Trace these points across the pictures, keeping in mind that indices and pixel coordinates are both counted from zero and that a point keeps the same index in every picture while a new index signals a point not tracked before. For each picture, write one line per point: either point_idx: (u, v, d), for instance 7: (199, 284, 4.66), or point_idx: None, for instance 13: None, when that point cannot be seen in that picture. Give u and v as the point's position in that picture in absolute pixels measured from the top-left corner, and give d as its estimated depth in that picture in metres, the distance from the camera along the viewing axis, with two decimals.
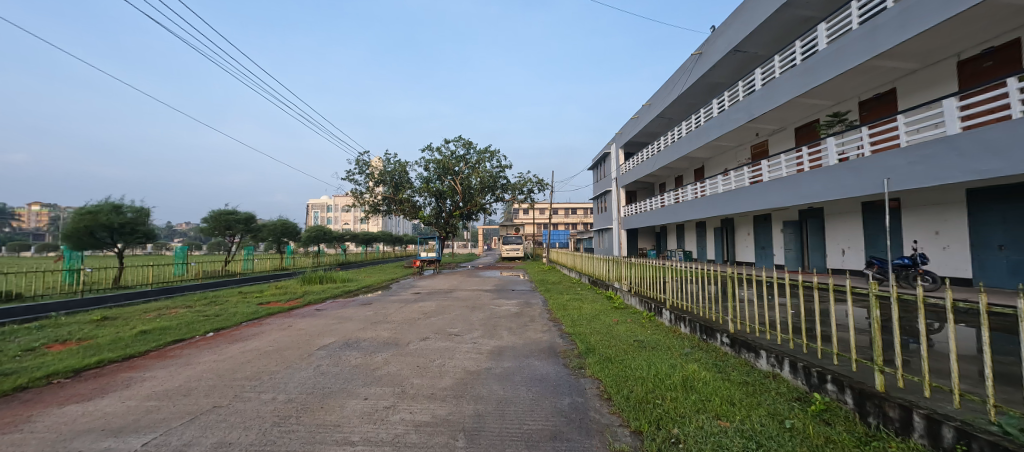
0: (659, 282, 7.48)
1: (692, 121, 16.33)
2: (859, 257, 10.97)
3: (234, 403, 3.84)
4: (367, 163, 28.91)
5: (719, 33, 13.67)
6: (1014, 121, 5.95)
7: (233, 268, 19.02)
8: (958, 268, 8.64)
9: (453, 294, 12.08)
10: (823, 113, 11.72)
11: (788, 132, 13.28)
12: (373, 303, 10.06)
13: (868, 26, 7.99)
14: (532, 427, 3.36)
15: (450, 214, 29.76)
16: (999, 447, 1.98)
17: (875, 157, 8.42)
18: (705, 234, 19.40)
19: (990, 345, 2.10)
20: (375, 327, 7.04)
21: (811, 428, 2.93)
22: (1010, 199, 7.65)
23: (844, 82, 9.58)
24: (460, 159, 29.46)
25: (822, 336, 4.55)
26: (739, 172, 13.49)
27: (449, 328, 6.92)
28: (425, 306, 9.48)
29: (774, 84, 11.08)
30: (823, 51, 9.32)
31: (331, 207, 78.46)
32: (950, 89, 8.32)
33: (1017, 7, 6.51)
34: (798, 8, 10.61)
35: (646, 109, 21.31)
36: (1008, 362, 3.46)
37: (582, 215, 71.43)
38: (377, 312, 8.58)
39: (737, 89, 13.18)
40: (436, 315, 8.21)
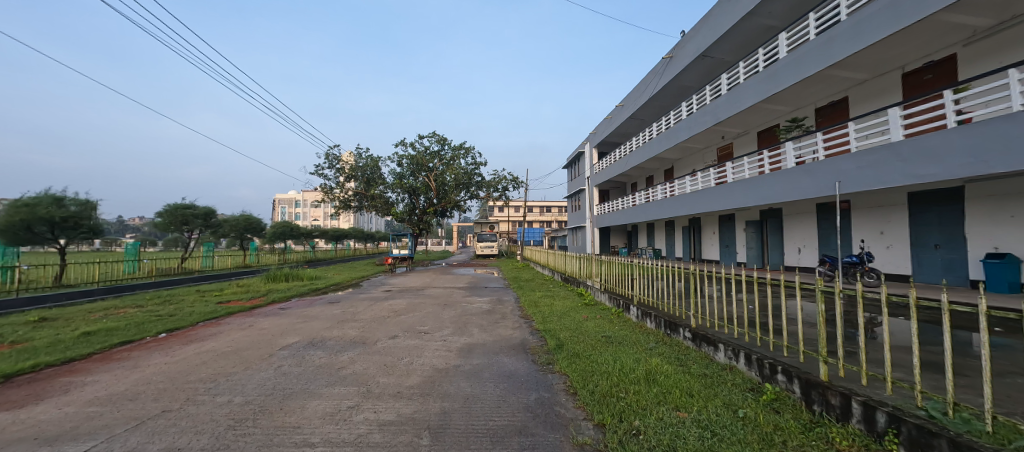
0: (628, 279, 7.66)
1: (663, 122, 16.76)
2: (813, 256, 11.64)
3: (185, 408, 3.64)
4: (338, 158, 28.17)
5: (689, 38, 14.09)
6: (949, 130, 6.50)
7: (190, 265, 18.01)
8: (898, 265, 9.32)
9: (424, 291, 11.92)
10: (782, 119, 12.35)
11: (751, 136, 13.90)
12: (341, 301, 9.78)
13: (824, 37, 8.46)
14: (497, 423, 3.37)
15: (423, 211, 29.34)
16: (926, 430, 2.23)
17: (828, 161, 8.93)
18: (674, 232, 20.03)
19: (924, 336, 2.34)
20: (342, 325, 6.87)
21: (762, 417, 3.10)
22: (948, 203, 8.30)
23: (803, 90, 10.08)
24: (434, 155, 29.04)
25: (775, 329, 4.78)
26: (706, 173, 13.97)
27: (418, 327, 6.80)
28: (395, 304, 9.30)
29: (739, 89, 11.51)
30: (784, 59, 9.77)
31: (299, 202, 75.21)
32: (894, 99, 8.93)
33: (953, 25, 7.04)
34: (761, 16, 11.10)
35: (619, 110, 21.80)
36: (935, 351, 3.76)
37: (556, 212, 72.27)
38: (345, 311, 8.34)
39: (704, 93, 13.64)
40: (406, 313, 8.07)
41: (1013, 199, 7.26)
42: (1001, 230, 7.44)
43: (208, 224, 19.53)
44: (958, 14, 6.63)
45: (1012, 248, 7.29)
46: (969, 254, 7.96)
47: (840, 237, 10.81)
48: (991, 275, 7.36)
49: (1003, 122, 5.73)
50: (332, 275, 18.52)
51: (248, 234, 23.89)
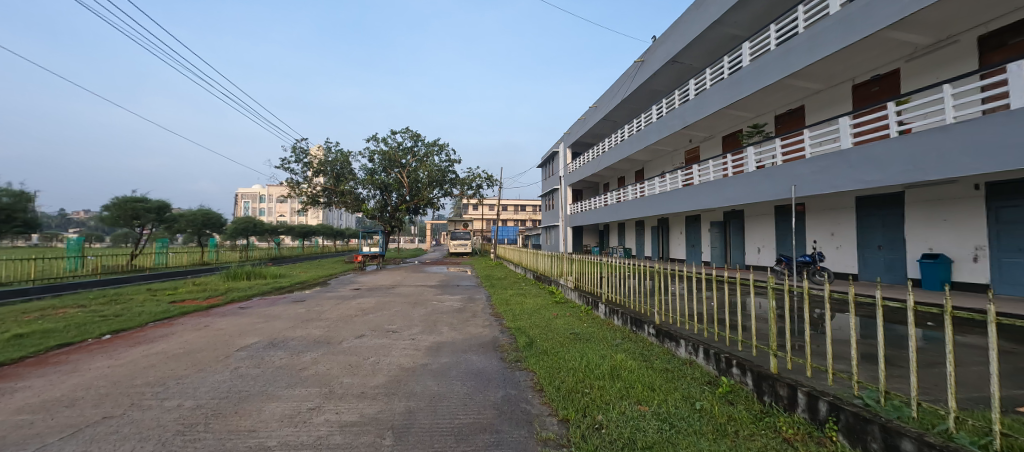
0: (597, 277, 7.82)
1: (634, 125, 17.17)
2: (771, 256, 12.28)
3: (129, 414, 3.41)
4: (305, 151, 27.21)
5: (659, 43, 14.50)
6: (892, 139, 7.02)
7: (140, 262, 16.89)
8: (847, 264, 9.96)
9: (394, 290, 11.74)
10: (745, 125, 12.93)
11: (716, 140, 14.47)
12: (306, 300, 9.47)
13: (784, 48, 8.92)
14: (463, 421, 3.36)
15: (396, 208, 28.82)
16: (861, 417, 2.43)
17: (785, 166, 9.42)
18: (644, 232, 20.61)
19: (873, 331, 2.51)
20: (306, 325, 6.65)
21: (717, 409, 3.25)
22: (890, 207, 8.95)
23: (763, 97, 10.60)
24: (407, 151, 28.59)
25: (734, 325, 5.00)
26: (674, 175, 14.44)
27: (387, 325, 6.69)
28: (363, 302, 9.11)
29: (705, 95, 11.95)
30: (747, 67, 10.21)
31: (264, 197, 71.93)
32: (844, 109, 9.54)
33: (897, 42, 7.58)
34: (726, 25, 11.58)
35: (592, 111, 22.17)
36: (872, 344, 4.05)
37: (531, 212, 72.90)
38: (309, 310, 8.07)
39: (674, 97, 14.08)
40: (374, 312, 7.92)
41: (945, 205, 7.94)
42: (935, 233, 8.11)
43: (161, 219, 18.37)
44: (901, 31, 7.15)
45: (944, 248, 7.96)
46: (907, 255, 8.63)
47: (796, 238, 11.45)
48: (926, 274, 8.01)
49: (940, 134, 6.24)
50: (297, 273, 17.89)
51: (207, 230, 22.65)
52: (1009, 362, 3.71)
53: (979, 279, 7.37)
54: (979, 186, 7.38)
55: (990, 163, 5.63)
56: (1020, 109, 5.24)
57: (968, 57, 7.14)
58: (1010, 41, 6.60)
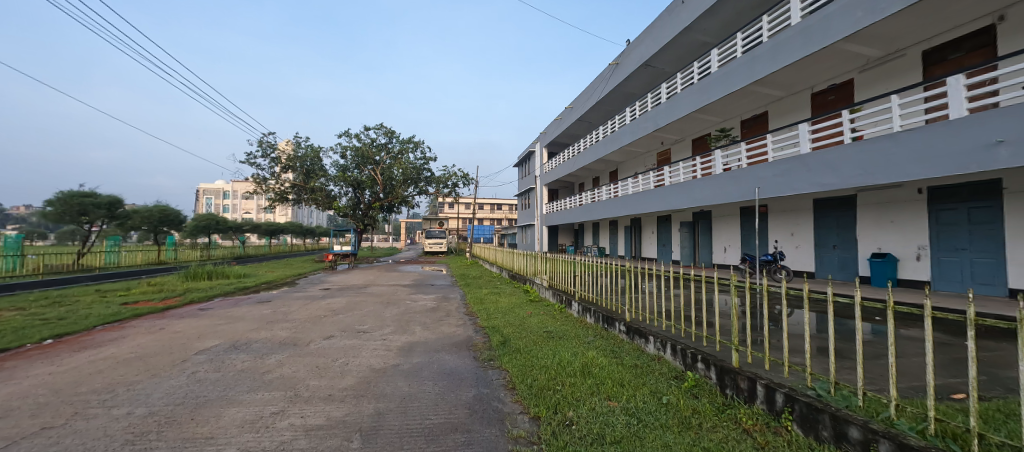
0: (571, 276, 7.92)
1: (609, 126, 17.49)
2: (737, 255, 12.82)
3: (72, 424, 3.17)
4: (273, 146, 26.23)
5: (633, 47, 14.85)
6: (846, 145, 7.47)
7: (90, 262, 15.82)
8: (805, 263, 10.53)
9: (366, 289, 11.46)
10: (713, 128, 13.43)
11: (686, 143, 14.96)
12: (272, 301, 9.12)
13: (749, 55, 9.33)
14: (433, 421, 3.33)
15: (369, 206, 28.21)
16: (814, 407, 2.58)
17: (750, 169, 9.85)
18: (617, 232, 21.06)
19: (829, 327, 2.66)
20: (272, 326, 6.40)
21: (682, 402, 3.35)
22: (844, 209, 9.53)
23: (730, 103, 11.05)
24: (381, 148, 28.07)
25: (700, 322, 5.17)
26: (646, 175, 14.81)
27: (357, 326, 6.54)
28: (333, 302, 8.86)
29: (676, 99, 12.33)
30: (715, 73, 10.60)
31: (228, 194, 68.36)
32: (803, 115, 10.08)
33: (851, 54, 8.09)
34: (696, 32, 11.99)
35: (568, 112, 22.42)
36: (824, 338, 4.31)
37: (507, 211, 73.13)
38: (275, 311, 7.77)
39: (647, 100, 14.44)
40: (345, 312, 7.72)
41: (892, 207, 8.53)
42: (884, 233, 8.69)
43: (112, 215, 17.21)
44: (854, 44, 7.63)
45: (891, 248, 8.55)
46: (858, 254, 9.21)
47: (759, 238, 12.00)
48: (875, 272, 8.59)
49: (889, 141, 6.70)
50: (263, 273, 17.21)
51: (165, 227, 21.38)
52: (943, 353, 4.04)
53: (921, 276, 7.95)
54: (921, 190, 7.99)
55: (932, 169, 6.11)
56: (960, 120, 5.71)
57: (913, 70, 7.69)
58: (950, 56, 7.15)
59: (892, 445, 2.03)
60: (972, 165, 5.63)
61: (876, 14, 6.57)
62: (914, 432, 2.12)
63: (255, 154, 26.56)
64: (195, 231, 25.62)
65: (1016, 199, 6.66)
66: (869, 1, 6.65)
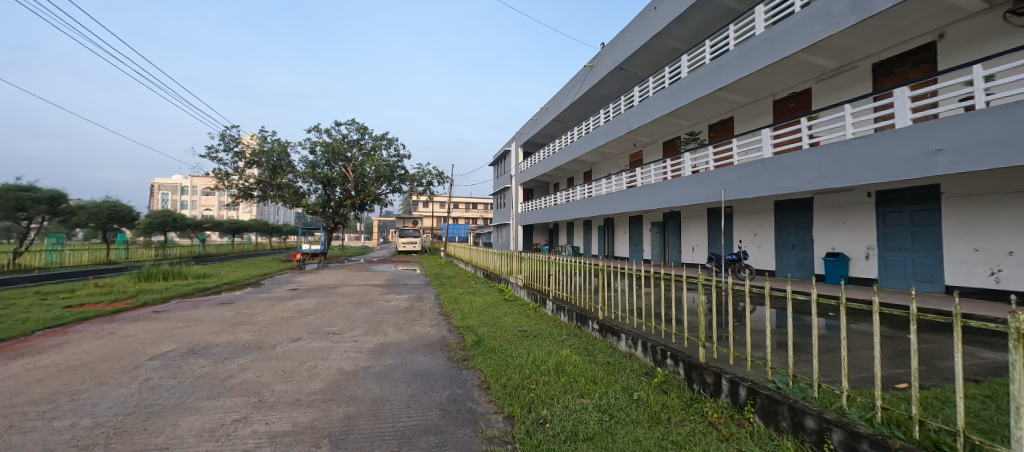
0: (546, 275, 7.98)
1: (584, 127, 17.75)
2: (704, 254, 13.32)
3: (5, 438, 2.90)
4: (236, 140, 25.06)
5: (607, 50, 15.14)
6: (805, 151, 7.91)
7: (27, 261, 14.50)
8: (766, 262, 11.07)
9: (337, 290, 11.12)
10: (682, 132, 13.89)
11: (656, 145, 15.40)
12: (234, 302, 8.68)
13: (716, 62, 9.71)
14: (406, 424, 3.27)
15: (339, 203, 27.47)
16: (774, 399, 2.71)
17: (716, 172, 10.26)
18: (591, 231, 21.45)
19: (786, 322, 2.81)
20: (234, 329, 6.09)
21: (652, 398, 3.45)
22: (802, 211, 10.09)
23: (698, 107, 11.47)
24: (353, 144, 27.35)
25: (669, 319, 5.34)
26: (619, 176, 15.14)
27: (326, 327, 6.33)
28: (301, 303, 8.53)
29: (648, 102, 12.66)
30: (685, 78, 10.96)
31: (186, 189, 64.12)
32: (766, 121, 10.60)
33: (808, 64, 8.58)
34: (667, 38, 12.39)
35: (544, 112, 22.58)
36: (784, 333, 4.54)
37: (482, 210, 73.09)
38: (238, 313, 7.40)
39: (620, 103, 14.76)
40: (313, 313, 7.46)
41: (844, 210, 9.10)
42: (837, 234, 9.27)
43: (53, 211, 15.90)
44: (812, 55, 8.09)
45: (843, 248, 9.12)
46: (815, 253, 9.77)
47: (725, 238, 12.52)
48: (830, 270, 9.13)
49: (843, 148, 7.16)
50: (224, 273, 16.33)
51: (115, 224, 19.89)
52: (887, 345, 4.36)
53: (870, 274, 8.53)
54: (871, 194, 8.58)
55: (881, 175, 6.58)
56: (906, 129, 6.16)
57: (864, 81, 8.24)
58: (896, 69, 7.69)
59: (843, 433, 2.17)
60: (915, 171, 6.10)
61: (833, 27, 7.04)
62: (864, 421, 2.27)
63: (216, 148, 25.19)
64: (149, 229, 23.90)
65: (953, 203, 7.27)
66: (828, 15, 7.11)
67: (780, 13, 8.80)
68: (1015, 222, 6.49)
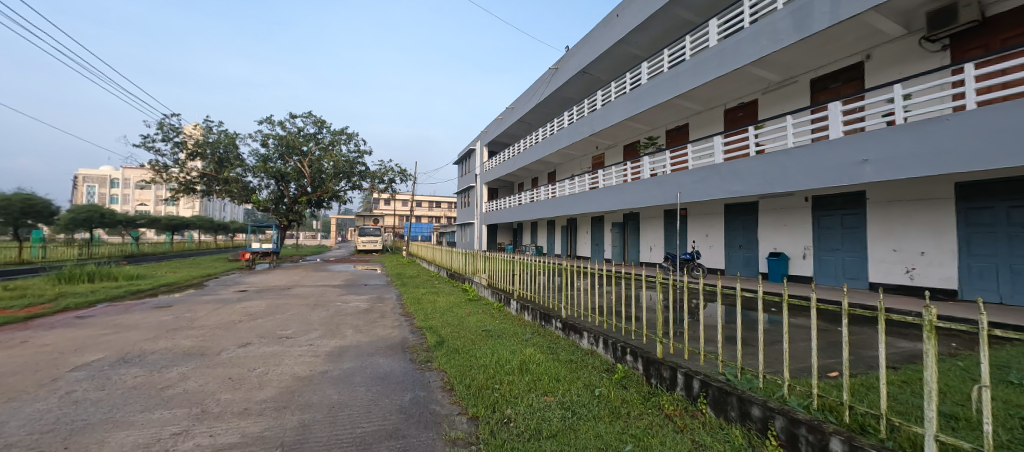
0: (510, 275, 8.00)
1: (549, 128, 18.00)
2: (660, 254, 13.95)
3: None
4: (177, 129, 23.16)
5: (572, 54, 15.46)
6: (752, 158, 8.47)
7: None
8: (716, 261, 11.76)
9: (290, 291, 10.53)
10: (641, 136, 14.45)
11: (617, 149, 15.92)
12: (173, 306, 7.99)
13: (674, 71, 10.21)
14: (366, 429, 3.15)
15: (295, 200, 26.15)
16: (724, 390, 2.87)
17: (672, 175, 10.76)
18: (554, 231, 21.83)
19: (731, 318, 2.98)
20: (172, 335, 5.60)
21: (612, 393, 3.55)
22: (749, 213, 10.82)
23: (657, 113, 11.98)
24: (309, 137, 26.10)
25: (629, 317, 5.52)
26: (582, 178, 15.51)
27: (279, 331, 5.99)
28: (250, 306, 8.01)
29: (610, 106, 13.06)
30: (645, 84, 11.41)
31: (116, 181, 57.69)
32: (717, 129, 11.26)
33: (755, 77, 9.23)
34: (629, 45, 12.86)
35: (509, 112, 22.64)
36: (733, 327, 4.85)
37: (446, 208, 72.39)
38: (178, 317, 6.81)
39: (584, 106, 15.11)
40: (265, 316, 7.04)
41: (785, 213, 9.85)
42: (778, 235, 10.02)
43: None
44: (758, 69, 8.72)
45: (784, 248, 9.87)
46: (759, 253, 10.51)
47: (680, 238, 13.18)
48: (773, 269, 9.86)
49: (785, 156, 7.76)
50: (162, 274, 14.98)
51: (28, 220, 17.70)
52: (822, 337, 4.77)
53: (806, 272, 9.30)
54: (808, 198, 9.34)
55: (817, 181, 7.20)
56: (840, 140, 6.77)
57: (803, 95, 8.98)
58: (831, 85, 8.44)
59: (785, 421, 2.35)
60: (846, 179, 6.73)
61: (778, 44, 7.64)
62: (802, 408, 2.46)
63: (152, 137, 23.06)
64: (72, 225, 21.41)
65: (876, 208, 8.07)
66: (773, 32, 7.72)
67: (731, 27, 9.41)
68: (926, 226, 7.32)
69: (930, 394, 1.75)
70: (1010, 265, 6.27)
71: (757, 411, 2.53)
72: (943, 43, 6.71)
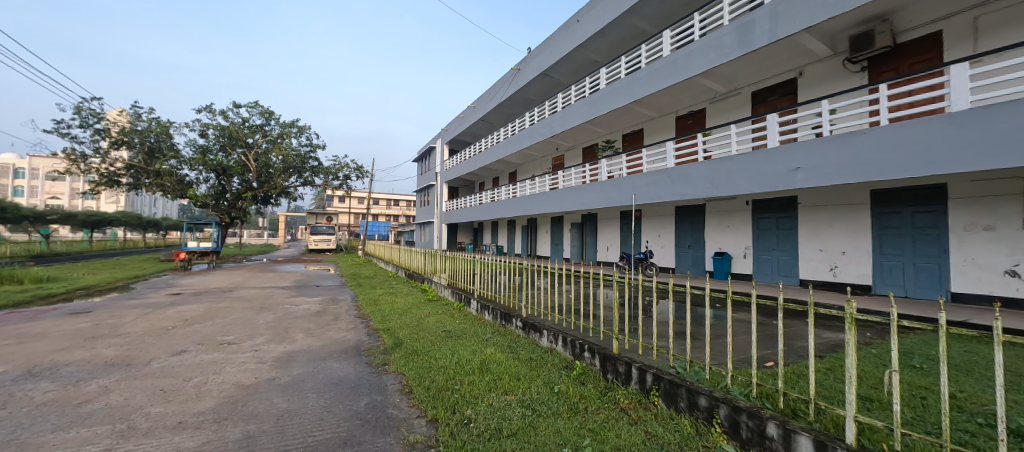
0: (471, 275, 7.96)
1: (510, 128, 18.09)
2: (616, 253, 14.50)
3: None
4: (97, 114, 20.83)
5: (533, 56, 15.68)
6: (700, 163, 9.01)
7: None
8: (667, 260, 12.42)
9: (232, 294, 9.78)
10: (599, 140, 14.90)
11: (576, 151, 16.35)
12: (91, 311, 7.14)
13: (631, 77, 10.64)
14: (318, 438, 3.00)
15: (238, 195, 24.38)
16: (675, 383, 3.01)
17: (627, 178, 11.22)
18: (514, 231, 22.04)
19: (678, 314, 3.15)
20: (91, 345, 5.01)
21: (571, 390, 3.63)
22: (696, 215, 11.52)
23: (614, 117, 12.42)
24: (255, 129, 24.46)
25: (589, 315, 5.68)
26: (543, 178, 15.75)
27: (219, 337, 5.56)
28: (185, 311, 7.34)
29: (570, 108, 13.37)
30: (603, 89, 11.80)
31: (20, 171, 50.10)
32: (669, 135, 11.88)
33: (704, 88, 9.85)
34: (588, 51, 13.26)
35: (471, 111, 22.51)
36: (682, 323, 5.14)
37: (405, 207, 70.78)
38: (98, 325, 6.11)
39: (545, 107, 15.35)
40: (203, 321, 6.49)
41: (729, 215, 10.59)
42: (722, 236, 10.75)
43: None
44: (706, 80, 9.30)
45: (727, 248, 10.60)
46: (706, 252, 11.20)
47: (634, 238, 13.76)
48: (717, 267, 10.55)
49: (729, 162, 8.32)
50: (79, 276, 13.35)
51: None
52: (760, 330, 5.19)
53: (745, 270, 10.08)
54: (748, 202, 10.11)
55: (757, 186, 7.79)
56: (778, 149, 7.36)
57: (745, 106, 9.71)
58: (769, 98, 9.18)
59: (728, 409, 2.51)
60: (781, 185, 7.35)
61: (724, 57, 8.19)
62: (742, 396, 2.65)
63: (66, 122, 20.55)
64: None
65: (806, 211, 8.89)
66: (719, 46, 8.27)
67: (682, 39, 9.97)
68: (847, 228, 8.16)
69: (850, 378, 1.94)
70: (914, 264, 7.20)
71: (703, 401, 2.69)
72: (862, 65, 7.50)
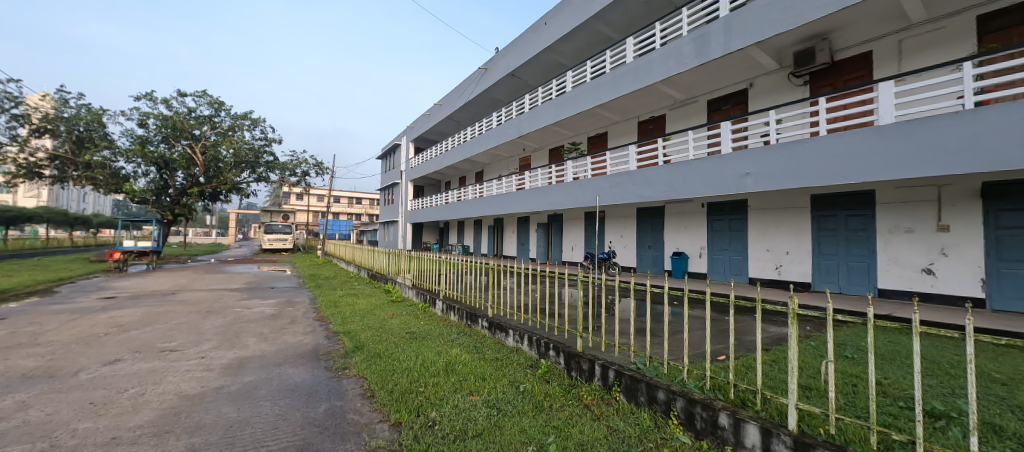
0: (437, 275, 7.85)
1: (478, 128, 18.02)
2: (580, 253, 14.83)
3: None
4: (14, 98, 18.72)
5: (501, 56, 15.75)
6: (661, 167, 9.39)
7: None
8: (629, 259, 12.85)
9: (174, 297, 9.07)
10: (565, 141, 15.17)
11: (543, 152, 16.56)
12: (4, 318, 6.37)
13: (597, 82, 10.93)
14: (272, 448, 2.85)
15: (183, 191, 22.65)
16: (636, 378, 3.12)
17: (592, 179, 11.48)
18: (481, 231, 21.98)
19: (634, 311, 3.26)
20: (4, 356, 4.47)
21: (536, 388, 3.67)
22: (655, 216, 12.00)
23: (579, 120, 12.71)
24: (202, 119, 22.81)
25: (556, 314, 5.77)
26: (510, 178, 15.80)
27: (160, 344, 5.15)
28: (120, 316, 6.72)
29: (538, 110, 13.53)
30: (570, 92, 12.05)
31: None
32: (631, 139, 12.31)
33: (664, 94, 10.30)
34: (556, 54, 13.51)
35: (438, 108, 22.20)
36: (643, 320, 5.34)
37: (369, 206, 68.68)
38: (14, 333, 5.46)
39: (512, 108, 15.44)
40: (142, 327, 5.98)
41: (686, 217, 11.11)
42: (679, 236, 11.26)
43: None
44: (666, 87, 9.73)
45: (684, 248, 11.12)
46: (665, 252, 11.69)
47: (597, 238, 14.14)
48: (675, 266, 11.04)
49: (685, 166, 8.74)
50: None
51: None
52: (713, 326, 5.50)
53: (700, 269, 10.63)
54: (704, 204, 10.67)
55: (712, 190, 8.22)
56: (733, 155, 7.81)
57: (701, 113, 10.25)
58: (723, 107, 9.74)
59: (685, 401, 2.64)
60: (734, 189, 7.81)
61: (683, 66, 8.60)
62: (697, 388, 2.80)
63: None
64: None
65: (757, 214, 9.49)
66: (678, 55, 8.67)
67: (644, 46, 10.39)
68: (792, 230, 8.79)
69: (791, 369, 2.09)
70: (848, 263, 7.89)
71: (662, 395, 2.81)
72: (805, 79, 8.17)
